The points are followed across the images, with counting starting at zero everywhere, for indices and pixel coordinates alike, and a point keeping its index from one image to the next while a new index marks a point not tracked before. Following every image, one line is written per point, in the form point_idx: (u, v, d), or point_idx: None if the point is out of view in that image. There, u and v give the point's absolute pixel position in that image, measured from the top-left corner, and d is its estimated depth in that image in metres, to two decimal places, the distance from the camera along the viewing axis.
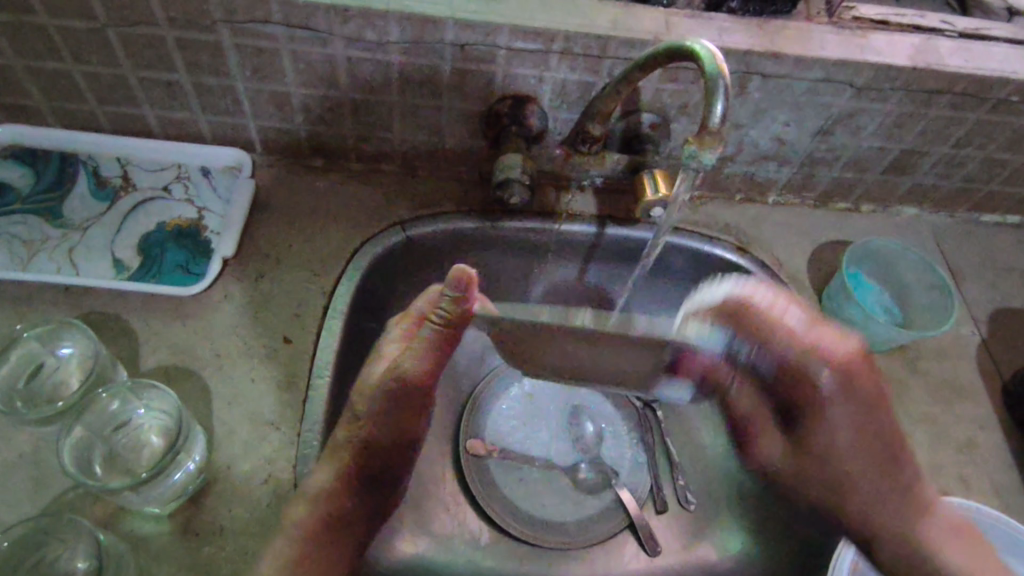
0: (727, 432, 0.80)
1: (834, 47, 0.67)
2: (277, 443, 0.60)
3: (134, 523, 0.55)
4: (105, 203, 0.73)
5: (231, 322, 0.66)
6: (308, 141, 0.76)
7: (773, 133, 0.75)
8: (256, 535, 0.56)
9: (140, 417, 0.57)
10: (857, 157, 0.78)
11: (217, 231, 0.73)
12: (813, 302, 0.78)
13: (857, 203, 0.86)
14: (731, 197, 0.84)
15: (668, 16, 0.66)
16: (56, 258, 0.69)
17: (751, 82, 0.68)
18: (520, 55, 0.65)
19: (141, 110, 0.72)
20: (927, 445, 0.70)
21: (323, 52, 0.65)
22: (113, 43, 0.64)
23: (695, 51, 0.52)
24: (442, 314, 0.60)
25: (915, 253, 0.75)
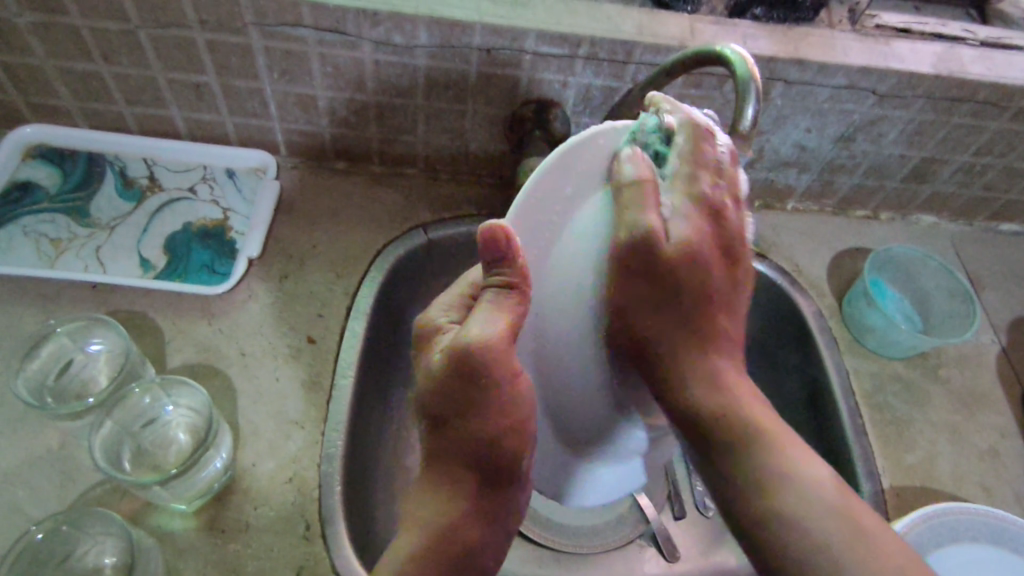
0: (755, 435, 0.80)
1: (858, 55, 0.67)
2: (302, 442, 0.61)
3: (160, 519, 0.55)
4: (131, 202, 0.73)
5: (255, 321, 0.67)
6: (332, 144, 0.76)
7: (795, 139, 0.75)
8: (281, 533, 0.56)
9: (168, 414, 0.57)
10: (877, 164, 0.79)
11: (242, 231, 0.72)
12: (833, 308, 0.78)
13: (876, 211, 0.86)
14: (751, 204, 0.84)
15: (692, 22, 0.67)
16: (83, 257, 0.69)
17: (774, 88, 0.69)
18: (545, 60, 0.66)
19: (169, 111, 0.72)
20: (949, 453, 0.70)
21: (350, 56, 0.66)
22: (145, 44, 0.65)
23: (725, 55, 0.52)
24: (496, 275, 0.43)
25: (938, 261, 0.75)
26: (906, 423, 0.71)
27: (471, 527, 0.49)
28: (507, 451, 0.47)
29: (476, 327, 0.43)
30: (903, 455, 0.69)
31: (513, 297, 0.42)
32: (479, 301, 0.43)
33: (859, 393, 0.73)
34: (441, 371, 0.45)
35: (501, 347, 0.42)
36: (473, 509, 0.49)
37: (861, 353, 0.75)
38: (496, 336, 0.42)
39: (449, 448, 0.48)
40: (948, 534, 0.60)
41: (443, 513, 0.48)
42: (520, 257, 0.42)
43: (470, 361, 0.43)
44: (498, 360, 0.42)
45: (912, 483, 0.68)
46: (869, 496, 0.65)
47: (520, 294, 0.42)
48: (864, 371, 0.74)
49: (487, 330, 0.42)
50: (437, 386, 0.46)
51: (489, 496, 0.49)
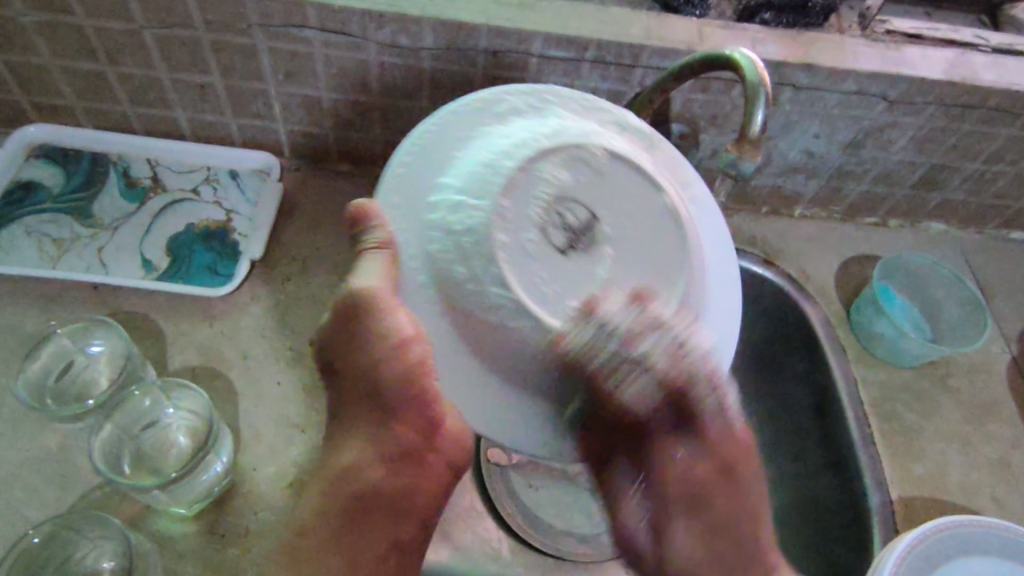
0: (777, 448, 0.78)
1: (868, 60, 0.66)
2: (303, 447, 0.60)
3: (159, 524, 0.55)
4: (134, 203, 0.72)
5: (258, 324, 0.66)
6: (337, 146, 0.76)
7: (803, 145, 0.75)
8: (281, 539, 0.56)
9: (169, 417, 0.57)
10: (887, 171, 0.78)
11: (245, 233, 0.72)
12: (840, 316, 0.77)
13: (885, 218, 0.85)
14: (758, 209, 0.84)
15: (701, 26, 0.66)
16: (85, 258, 0.68)
17: (783, 93, 0.68)
18: (552, 63, 0.66)
19: (173, 111, 0.72)
20: (958, 464, 0.69)
21: (356, 57, 0.65)
22: (149, 44, 0.65)
23: (735, 60, 0.52)
24: (366, 240, 0.45)
25: (948, 269, 0.74)
26: (916, 433, 0.70)
27: (378, 469, 0.51)
28: (399, 389, 0.48)
29: (357, 278, 0.45)
30: (911, 466, 0.68)
31: (381, 251, 0.44)
32: (361, 248, 0.45)
33: (868, 402, 0.72)
34: (334, 319, 0.48)
35: (382, 292, 0.44)
36: (382, 452, 0.51)
37: (868, 362, 0.75)
38: (377, 284, 0.44)
39: (355, 392, 0.50)
40: (958, 546, 0.59)
41: (349, 454, 0.52)
42: (388, 223, 0.45)
43: (358, 305, 0.45)
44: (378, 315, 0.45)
45: (921, 494, 0.67)
46: (878, 507, 0.64)
47: (391, 250, 0.44)
48: (871, 380, 0.73)
49: (368, 278, 0.44)
50: (331, 339, 0.48)
51: (397, 435, 0.51)
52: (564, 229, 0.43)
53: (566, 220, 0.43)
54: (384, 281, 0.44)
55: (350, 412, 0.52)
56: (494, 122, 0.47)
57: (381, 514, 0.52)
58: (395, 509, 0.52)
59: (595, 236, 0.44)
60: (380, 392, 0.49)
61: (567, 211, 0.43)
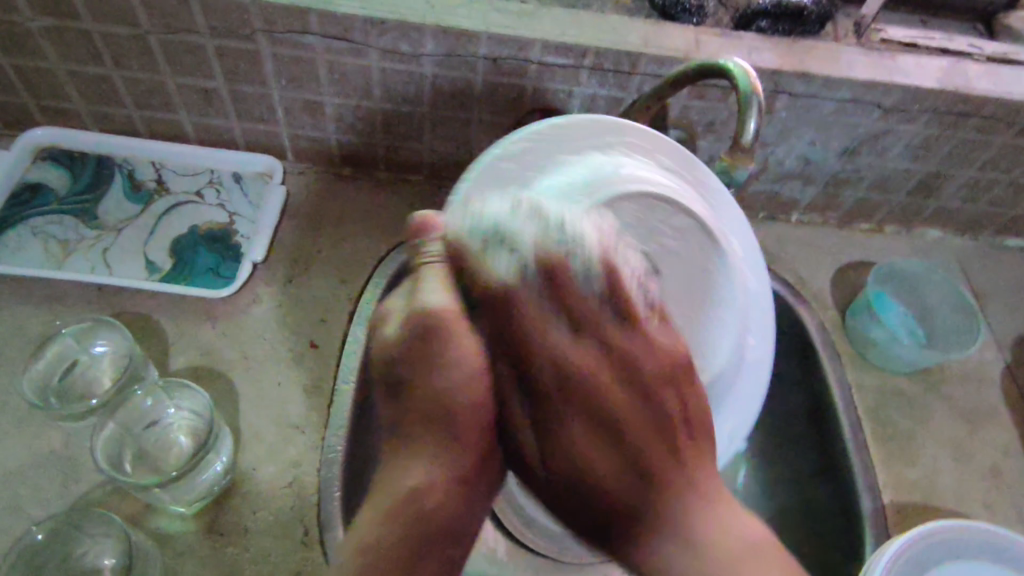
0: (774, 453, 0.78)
1: (864, 68, 0.67)
2: (301, 447, 0.61)
3: (160, 521, 0.56)
4: (138, 205, 0.73)
5: (258, 325, 0.67)
6: (338, 150, 0.77)
7: (799, 152, 0.75)
8: (279, 538, 0.56)
9: (170, 416, 0.57)
10: (882, 178, 0.79)
11: (248, 235, 0.73)
12: (835, 321, 0.78)
13: (880, 225, 0.86)
14: (755, 215, 0.84)
15: (698, 34, 0.67)
16: (90, 258, 0.69)
17: (778, 101, 0.69)
18: (551, 70, 0.67)
19: (178, 115, 0.73)
20: (950, 470, 0.70)
21: (357, 63, 0.67)
22: (155, 49, 0.66)
23: (729, 69, 0.52)
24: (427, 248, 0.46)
25: (942, 276, 0.75)
26: (909, 438, 0.71)
27: (446, 493, 0.46)
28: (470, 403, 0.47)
29: (426, 296, 0.47)
30: (904, 470, 0.69)
31: (442, 263, 0.46)
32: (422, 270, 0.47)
33: (861, 407, 0.72)
34: (398, 339, 0.47)
35: (450, 305, 0.46)
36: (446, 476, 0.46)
37: (862, 367, 0.75)
38: (447, 293, 0.46)
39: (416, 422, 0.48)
40: (948, 551, 0.60)
41: (414, 478, 0.46)
42: (450, 236, 0.47)
43: (426, 324, 0.46)
44: (450, 322, 0.46)
45: (912, 499, 0.67)
46: (869, 512, 0.65)
47: (452, 261, 0.46)
48: (865, 384, 0.74)
49: (436, 297, 0.46)
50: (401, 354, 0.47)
51: (460, 461, 0.47)
52: (593, 272, 0.49)
53: (595, 260, 0.49)
54: (454, 290, 0.46)
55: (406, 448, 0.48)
56: (554, 160, 0.52)
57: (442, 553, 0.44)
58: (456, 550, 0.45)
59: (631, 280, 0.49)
60: (440, 415, 0.48)
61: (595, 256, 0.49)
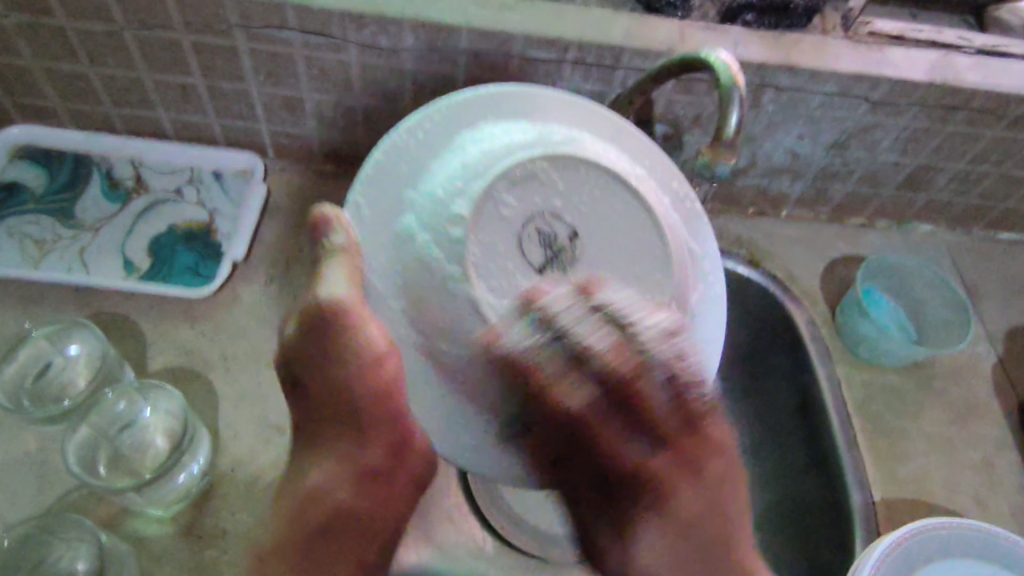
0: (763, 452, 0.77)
1: (850, 60, 0.66)
2: (282, 448, 0.60)
3: (136, 524, 0.55)
4: (117, 204, 0.72)
5: (239, 324, 0.66)
6: (321, 147, 0.76)
7: (787, 146, 0.74)
8: (259, 540, 0.56)
9: (147, 418, 0.56)
10: (871, 171, 0.78)
11: (228, 233, 0.71)
12: (824, 316, 0.77)
13: (871, 219, 0.85)
14: (744, 210, 0.84)
15: (682, 27, 0.66)
16: (67, 258, 0.68)
17: (765, 94, 0.68)
18: (533, 64, 0.66)
19: (157, 112, 0.72)
20: (940, 466, 0.69)
21: (337, 58, 0.66)
22: (131, 46, 0.65)
23: (710, 61, 0.52)
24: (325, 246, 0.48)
25: (931, 269, 0.74)
26: (899, 434, 0.70)
27: (347, 491, 0.49)
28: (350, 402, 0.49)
29: (323, 289, 0.47)
30: (894, 467, 0.68)
31: (345, 256, 0.47)
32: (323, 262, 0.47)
33: (850, 404, 0.71)
34: (298, 338, 0.48)
35: (353, 300, 0.46)
36: (354, 471, 0.49)
37: (851, 362, 0.75)
38: (344, 287, 0.46)
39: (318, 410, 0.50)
40: (936, 548, 0.59)
41: (318, 475, 0.49)
42: (351, 229, 0.48)
43: (325, 320, 0.47)
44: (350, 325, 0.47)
45: (902, 495, 0.67)
46: (858, 508, 0.64)
47: (349, 254, 0.47)
48: (854, 380, 0.73)
49: (340, 288, 0.46)
50: (302, 351, 0.48)
51: (369, 459, 0.50)
52: (542, 245, 0.48)
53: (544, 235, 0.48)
54: (352, 288, 0.47)
55: (319, 442, 0.50)
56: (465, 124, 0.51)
57: (351, 535, 0.49)
58: (365, 533, 0.50)
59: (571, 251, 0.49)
60: (341, 407, 0.49)
61: (542, 226, 0.48)
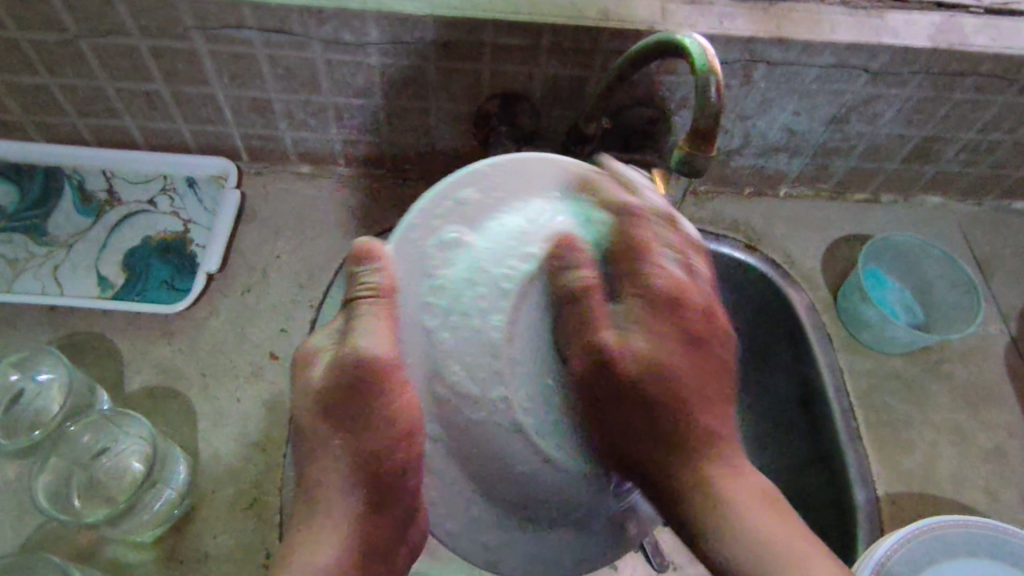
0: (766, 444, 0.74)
1: (846, 30, 0.62)
2: (263, 465, 0.59)
3: (117, 550, 0.54)
4: (89, 218, 0.70)
5: (216, 338, 0.65)
6: (295, 147, 0.73)
7: (782, 123, 0.70)
8: (241, 563, 0.55)
9: (120, 444, 0.55)
10: (874, 145, 0.73)
11: (203, 243, 0.70)
12: (826, 301, 0.74)
13: (876, 194, 0.81)
14: (741, 191, 0.80)
15: (664, 3, 0.62)
16: (41, 278, 0.67)
17: (755, 70, 0.64)
18: (507, 51, 0.62)
19: (124, 120, 0.70)
20: (950, 455, 0.66)
21: (300, 56, 0.63)
22: (88, 55, 0.62)
23: (685, 46, 0.48)
24: (361, 283, 0.42)
25: (939, 251, 0.70)
26: (906, 424, 0.67)
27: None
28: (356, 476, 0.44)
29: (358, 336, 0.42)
30: (900, 459, 0.65)
31: (381, 298, 0.42)
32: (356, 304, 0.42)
33: (854, 394, 0.68)
34: (330, 384, 0.44)
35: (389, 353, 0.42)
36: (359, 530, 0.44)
37: (855, 349, 0.71)
38: (378, 342, 0.42)
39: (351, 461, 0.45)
40: (941, 548, 0.56)
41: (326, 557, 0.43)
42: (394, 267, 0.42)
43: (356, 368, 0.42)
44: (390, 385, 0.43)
45: (909, 489, 0.64)
46: (863, 504, 0.62)
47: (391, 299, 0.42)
48: (858, 368, 0.70)
49: (371, 338, 0.42)
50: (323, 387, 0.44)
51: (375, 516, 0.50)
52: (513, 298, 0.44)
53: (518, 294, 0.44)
54: (391, 341, 0.42)
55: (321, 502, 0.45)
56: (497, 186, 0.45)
57: None
58: None
59: (538, 305, 0.45)
60: (368, 459, 0.44)
61: (518, 290, 0.44)
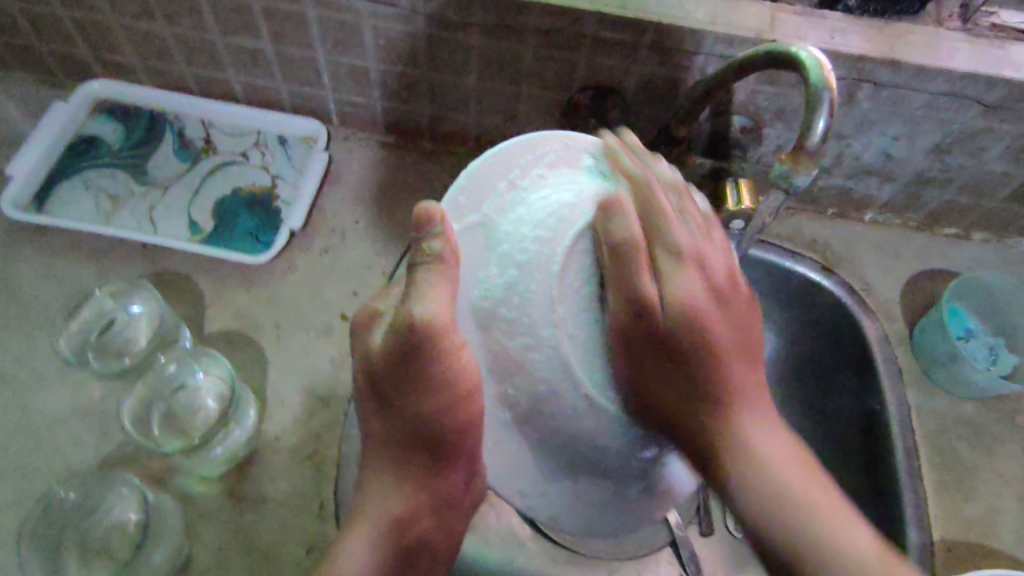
0: (819, 471, 0.73)
1: (966, 58, 0.59)
2: (325, 420, 0.62)
3: (182, 482, 0.58)
4: (186, 163, 0.74)
5: (293, 294, 0.67)
6: (384, 117, 0.75)
7: (880, 147, 0.68)
8: (297, 509, 0.57)
9: (198, 379, 0.61)
10: (974, 181, 0.70)
11: (288, 201, 0.72)
12: (900, 334, 0.72)
13: (967, 230, 0.78)
14: (823, 211, 0.78)
15: (775, 11, 0.61)
16: (137, 215, 0.71)
17: (861, 90, 0.62)
18: (607, 46, 0.61)
19: (227, 75, 0.72)
20: (1013, 508, 0.64)
21: (403, 30, 0.63)
22: (203, 8, 0.64)
23: (800, 58, 0.48)
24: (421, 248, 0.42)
25: (1001, 278, 0.70)
26: (968, 470, 0.65)
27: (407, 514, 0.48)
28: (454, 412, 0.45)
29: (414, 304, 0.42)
30: (960, 506, 0.64)
31: (435, 267, 0.42)
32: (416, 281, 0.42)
33: (919, 432, 0.67)
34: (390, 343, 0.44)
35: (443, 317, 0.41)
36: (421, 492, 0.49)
37: (925, 388, 0.70)
38: (431, 306, 0.41)
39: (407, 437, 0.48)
40: None
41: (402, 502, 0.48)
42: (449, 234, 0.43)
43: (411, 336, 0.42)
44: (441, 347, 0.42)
45: (966, 538, 0.62)
46: (915, 546, 0.60)
47: (448, 270, 0.42)
48: (927, 409, 0.68)
49: (431, 303, 0.41)
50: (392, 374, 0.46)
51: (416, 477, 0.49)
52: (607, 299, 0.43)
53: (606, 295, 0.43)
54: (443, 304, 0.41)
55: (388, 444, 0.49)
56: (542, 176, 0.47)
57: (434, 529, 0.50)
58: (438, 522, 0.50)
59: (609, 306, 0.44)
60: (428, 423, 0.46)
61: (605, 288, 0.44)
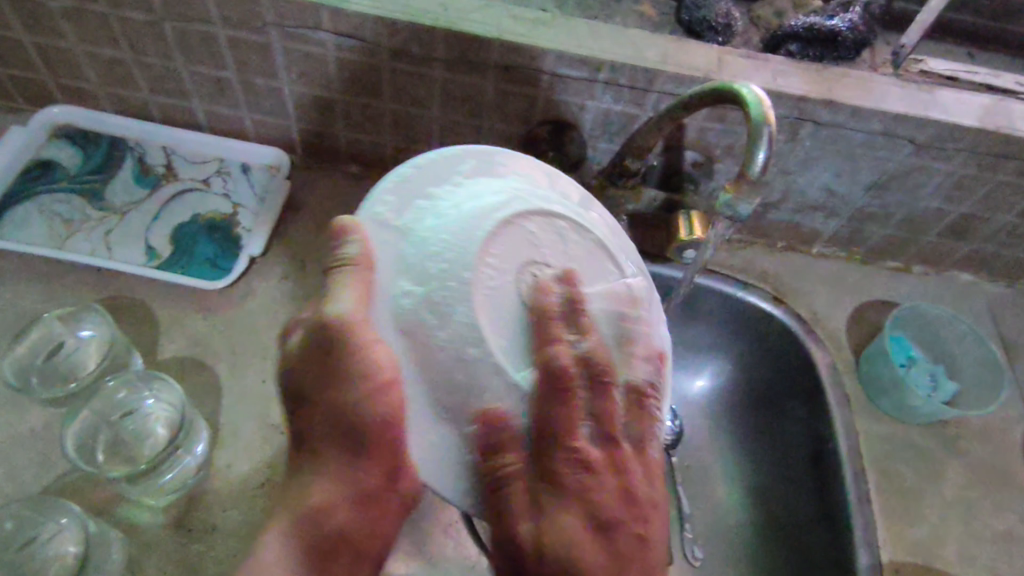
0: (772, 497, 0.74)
1: (897, 100, 0.64)
2: (279, 447, 0.60)
3: (128, 511, 0.56)
4: (146, 189, 0.74)
5: (250, 320, 0.67)
6: (347, 147, 0.76)
7: (823, 183, 0.72)
8: (246, 539, 0.56)
9: (149, 407, 0.59)
10: (912, 216, 0.74)
11: (249, 228, 0.72)
12: (848, 362, 0.74)
13: (907, 263, 0.82)
14: (773, 244, 0.81)
15: (722, 53, 0.64)
16: (92, 240, 0.70)
17: (803, 129, 0.66)
18: (565, 81, 0.64)
19: (191, 103, 0.73)
20: (957, 531, 0.66)
21: (367, 63, 0.65)
22: (168, 37, 0.65)
23: (742, 94, 0.51)
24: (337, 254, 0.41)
25: (936, 306, 0.73)
26: (914, 494, 0.67)
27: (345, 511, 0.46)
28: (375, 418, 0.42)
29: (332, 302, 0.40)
30: (907, 529, 0.65)
31: (356, 268, 0.40)
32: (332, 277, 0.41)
33: (867, 457, 0.69)
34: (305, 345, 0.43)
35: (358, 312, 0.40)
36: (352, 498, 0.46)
37: (872, 414, 0.72)
38: (351, 304, 0.40)
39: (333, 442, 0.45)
40: None
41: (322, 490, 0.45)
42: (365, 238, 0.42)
43: (328, 335, 0.40)
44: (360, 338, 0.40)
45: (914, 561, 0.63)
46: (865, 569, 0.61)
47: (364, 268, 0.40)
48: (874, 434, 0.70)
49: (341, 302, 0.40)
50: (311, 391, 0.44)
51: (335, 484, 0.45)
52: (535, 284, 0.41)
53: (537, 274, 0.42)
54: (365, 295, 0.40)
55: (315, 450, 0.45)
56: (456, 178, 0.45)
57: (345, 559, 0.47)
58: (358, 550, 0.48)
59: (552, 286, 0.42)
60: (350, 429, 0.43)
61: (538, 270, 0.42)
